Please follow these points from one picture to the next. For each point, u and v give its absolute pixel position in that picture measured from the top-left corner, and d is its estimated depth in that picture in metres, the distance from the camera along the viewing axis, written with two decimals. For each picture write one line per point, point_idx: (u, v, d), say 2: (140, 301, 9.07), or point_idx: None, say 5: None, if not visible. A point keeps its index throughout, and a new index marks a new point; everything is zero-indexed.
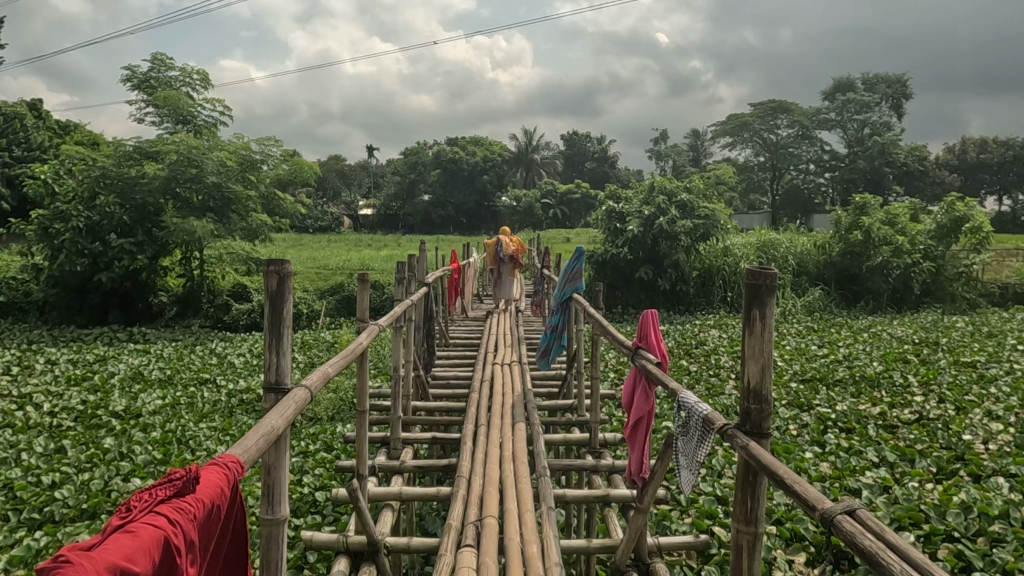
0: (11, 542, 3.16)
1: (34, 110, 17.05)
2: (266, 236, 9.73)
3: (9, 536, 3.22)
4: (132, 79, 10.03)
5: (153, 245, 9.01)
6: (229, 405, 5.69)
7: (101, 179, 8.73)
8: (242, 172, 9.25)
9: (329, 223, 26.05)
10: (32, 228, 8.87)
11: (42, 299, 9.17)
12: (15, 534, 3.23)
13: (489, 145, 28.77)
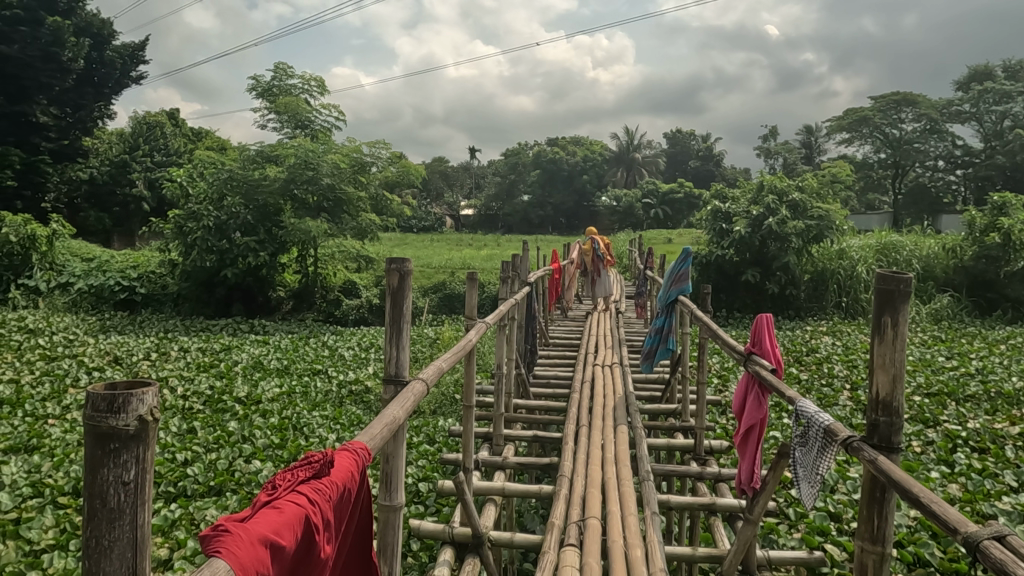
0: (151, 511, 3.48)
1: (172, 118, 18.70)
2: (374, 235, 10.16)
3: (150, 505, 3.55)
4: (257, 87, 10.76)
5: (273, 243, 9.64)
6: (340, 395, 6.01)
7: (229, 181, 9.43)
8: (353, 174, 9.71)
9: (432, 223, 26.89)
10: (170, 226, 9.71)
11: (176, 292, 10.01)
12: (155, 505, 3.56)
13: (590, 145, 28.66)
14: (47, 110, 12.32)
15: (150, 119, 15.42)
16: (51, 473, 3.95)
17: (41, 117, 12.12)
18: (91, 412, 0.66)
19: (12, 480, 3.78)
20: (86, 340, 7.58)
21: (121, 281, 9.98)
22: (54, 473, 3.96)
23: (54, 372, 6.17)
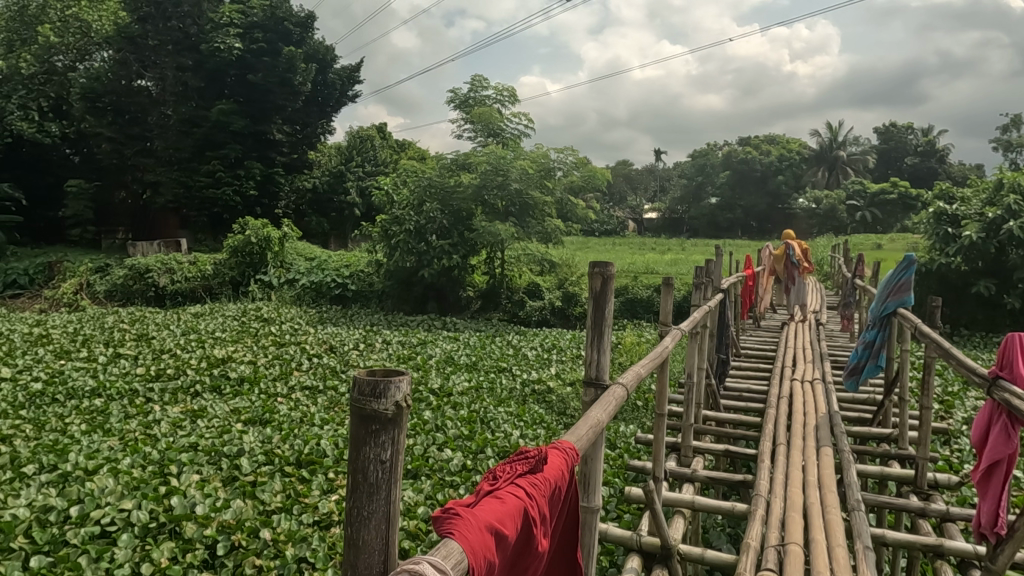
0: None
1: (381, 132, 20.62)
2: (559, 238, 10.36)
3: None
4: (455, 100, 11.46)
5: (465, 245, 10.19)
6: (523, 394, 6.20)
7: (428, 188, 10.16)
8: (540, 179, 9.95)
9: (614, 227, 26.83)
10: (377, 230, 10.66)
11: (381, 289, 10.95)
12: None
13: (786, 143, 26.76)
14: (281, 128, 14.22)
15: (362, 133, 17.11)
16: (280, 444, 4.54)
17: (276, 135, 14.00)
18: (357, 395, 0.75)
19: (250, 447, 4.40)
20: (306, 330, 8.61)
21: (337, 278, 11.23)
22: (282, 444, 4.54)
23: (283, 356, 7.09)
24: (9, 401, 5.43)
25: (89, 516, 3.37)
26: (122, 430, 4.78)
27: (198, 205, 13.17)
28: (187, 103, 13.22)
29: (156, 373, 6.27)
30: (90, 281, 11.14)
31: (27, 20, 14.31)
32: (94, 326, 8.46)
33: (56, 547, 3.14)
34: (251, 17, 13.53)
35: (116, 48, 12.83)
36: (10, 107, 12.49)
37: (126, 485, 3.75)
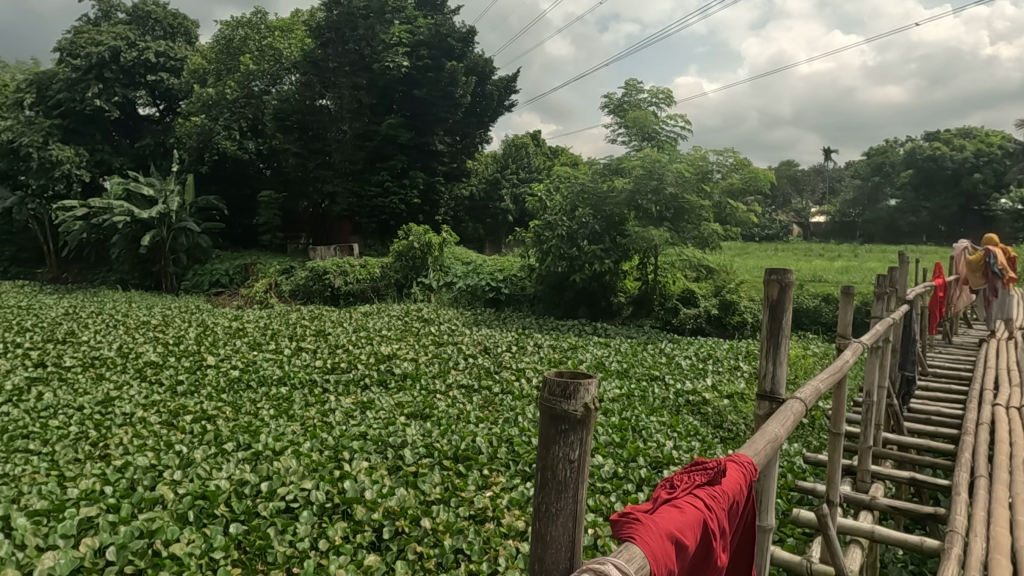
0: (511, 485, 4.05)
1: (535, 140, 21.08)
2: (716, 244, 9.97)
3: (511, 480, 4.13)
4: (609, 104, 11.41)
5: (616, 251, 10.08)
6: (677, 404, 6.03)
7: (581, 194, 10.21)
8: (698, 182, 9.70)
9: (776, 231, 25.27)
10: (530, 234, 10.80)
11: (533, 293, 11.17)
12: (514, 480, 4.12)
13: (985, 137, 23.67)
14: (443, 139, 14.97)
15: (517, 141, 17.63)
16: (440, 438, 4.78)
17: (438, 146, 14.78)
18: (552, 396, 0.88)
19: (412, 440, 4.67)
20: (463, 331, 8.98)
21: (491, 282, 11.53)
22: (441, 439, 4.77)
23: (442, 355, 7.46)
24: (214, 385, 6.23)
25: (276, 492, 3.78)
26: (303, 416, 5.29)
27: (369, 212, 14.27)
28: (359, 120, 14.35)
29: (331, 366, 6.87)
30: (277, 281, 12.45)
31: (230, 52, 15.35)
32: (280, 322, 9.44)
33: (249, 517, 3.56)
34: (418, 34, 14.26)
35: (302, 72, 14.23)
36: (216, 128, 14.21)
37: (307, 466, 4.15)
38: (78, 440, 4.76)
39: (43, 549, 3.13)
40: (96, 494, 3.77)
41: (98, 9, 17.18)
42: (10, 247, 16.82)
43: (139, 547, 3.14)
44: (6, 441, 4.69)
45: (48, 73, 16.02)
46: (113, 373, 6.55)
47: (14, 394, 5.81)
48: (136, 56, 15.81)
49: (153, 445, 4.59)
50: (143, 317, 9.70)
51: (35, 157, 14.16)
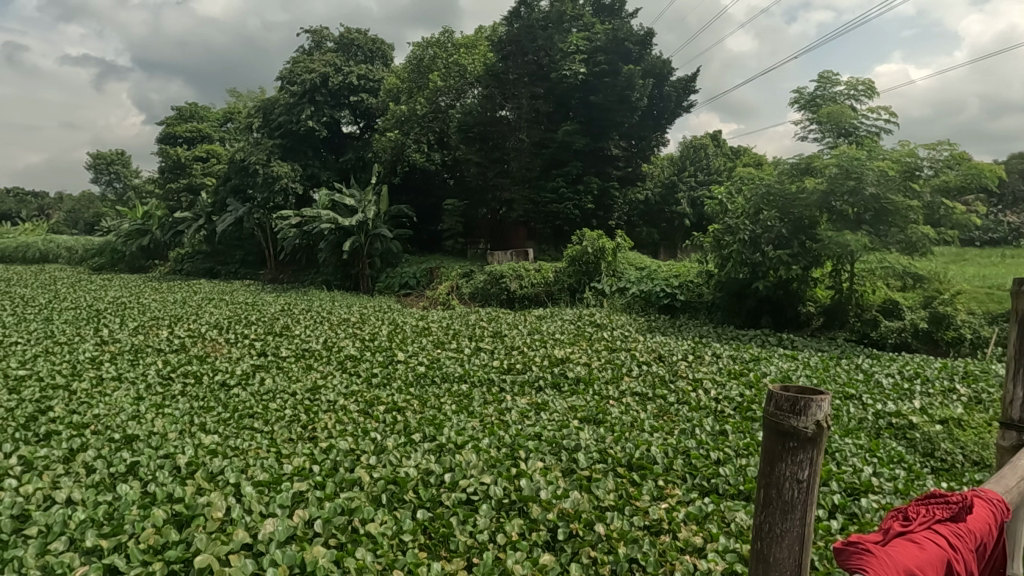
0: (687, 499, 3.92)
1: (715, 140, 20.29)
2: (927, 249, 8.83)
3: (686, 494, 3.99)
4: (799, 100, 10.64)
5: (807, 256, 9.16)
6: (876, 426, 5.45)
7: (766, 196, 9.48)
8: (904, 181, 8.67)
9: (1005, 234, 21.89)
10: (709, 239, 10.34)
11: (711, 301, 10.68)
12: (691, 494, 3.97)
13: None
14: (618, 144, 14.92)
15: (695, 142, 17.43)
16: (613, 445, 4.74)
17: (614, 150, 14.72)
18: (783, 408, 1.41)
19: (586, 444, 4.68)
20: (637, 337, 8.86)
21: (666, 288, 11.29)
22: (615, 445, 4.73)
23: (615, 361, 7.40)
24: (403, 379, 6.74)
25: (458, 483, 3.99)
26: (482, 413, 5.54)
27: (544, 218, 14.52)
28: (537, 128, 14.66)
29: (508, 366, 7.13)
30: (458, 284, 13.17)
31: (421, 70, 16.31)
32: (460, 322, 9.98)
33: (434, 505, 3.79)
34: (595, 40, 14.46)
35: (485, 85, 14.77)
36: (407, 141, 15.47)
37: (486, 462, 4.33)
38: (292, 421, 5.40)
39: (266, 515, 3.59)
40: (306, 471, 4.24)
41: (312, 41, 19.34)
42: (240, 252, 19.52)
43: (340, 522, 3.48)
44: (237, 418, 5.45)
45: (272, 100, 18.39)
46: (320, 364, 7.34)
47: (243, 377, 6.73)
48: (342, 80, 17.63)
49: (352, 431, 5.08)
50: (343, 314, 10.76)
51: (261, 173, 16.32)
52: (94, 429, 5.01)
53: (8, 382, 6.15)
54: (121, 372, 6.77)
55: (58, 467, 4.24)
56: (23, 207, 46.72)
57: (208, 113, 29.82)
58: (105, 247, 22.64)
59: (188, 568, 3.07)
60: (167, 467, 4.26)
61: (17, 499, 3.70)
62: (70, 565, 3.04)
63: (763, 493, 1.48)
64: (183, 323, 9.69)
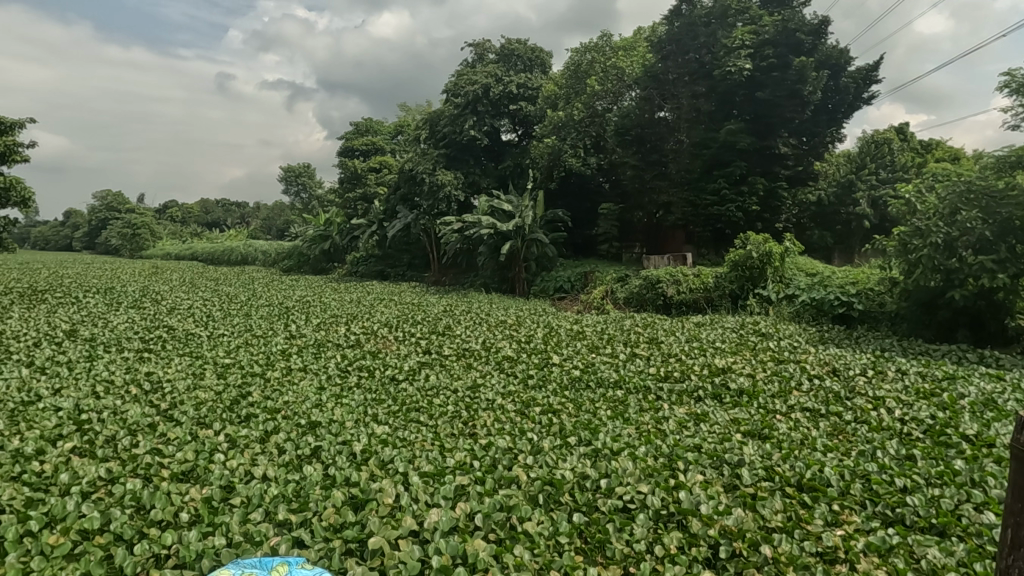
0: (867, 528, 3.56)
1: (902, 134, 18.39)
2: None
3: (867, 522, 3.62)
4: (1010, 84, 9.32)
5: (1018, 263, 7.85)
6: None
7: (965, 194, 8.32)
8: None
9: None
10: (893, 242, 9.20)
11: (895, 311, 9.58)
12: (871, 523, 3.60)
13: None
14: (787, 142, 13.83)
15: (877, 137, 16.02)
16: (780, 463, 4.43)
17: (783, 148, 13.73)
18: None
19: (750, 459, 4.42)
20: (807, 348, 8.24)
21: (840, 296, 10.29)
22: (783, 463, 4.42)
23: (782, 373, 6.93)
24: (558, 382, 6.81)
25: (614, 490, 3.95)
26: (638, 420, 5.43)
27: (703, 221, 13.93)
28: (697, 128, 14.03)
29: (664, 373, 6.94)
30: (613, 288, 13.06)
31: (578, 75, 16.22)
32: (615, 327, 9.89)
33: (590, 509, 3.78)
34: (763, 34, 13.57)
35: (643, 87, 14.45)
36: (564, 146, 15.49)
37: (642, 470, 4.24)
38: (453, 417, 5.65)
39: (431, 505, 3.80)
40: (467, 465, 4.41)
41: (475, 53, 20.16)
42: (407, 255, 20.84)
43: (499, 518, 3.58)
44: (404, 411, 5.81)
45: (438, 112, 19.45)
46: (479, 363, 7.64)
47: (409, 373, 7.17)
48: (502, 89, 18.20)
49: (510, 430, 5.21)
50: (501, 316, 11.09)
51: (427, 182, 17.33)
52: (285, 414, 5.59)
53: (218, 368, 7.05)
54: (306, 363, 7.50)
55: (256, 446, 4.77)
56: (229, 216, 53.34)
57: (380, 127, 32.17)
58: (294, 251, 25.24)
59: (362, 547, 3.31)
60: (344, 453, 4.64)
61: (224, 472, 4.23)
62: (266, 534, 3.40)
63: (1017, 535, 1.71)
64: (357, 321, 10.53)
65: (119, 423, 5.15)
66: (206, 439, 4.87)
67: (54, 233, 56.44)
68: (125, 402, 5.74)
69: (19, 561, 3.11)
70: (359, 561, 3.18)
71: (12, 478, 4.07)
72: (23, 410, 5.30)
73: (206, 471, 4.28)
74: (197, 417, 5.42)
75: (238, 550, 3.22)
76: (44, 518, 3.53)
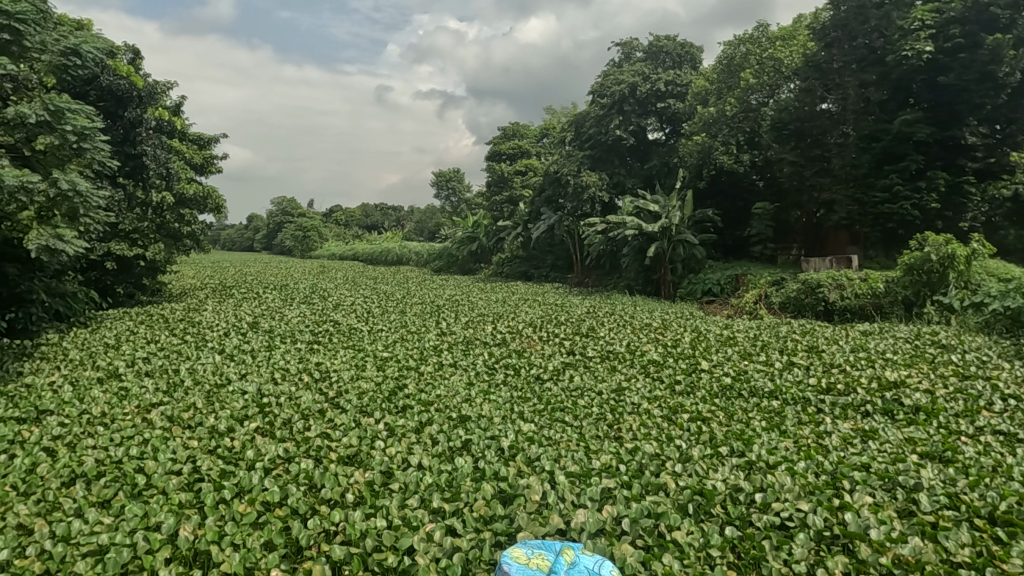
0: None
1: None
2: None
3: None
4: None
5: None
6: None
7: None
8: None
9: None
10: None
11: None
12: None
13: None
14: (977, 130, 12.06)
15: None
16: (967, 490, 3.94)
17: (971, 139, 12.02)
18: None
19: (930, 484, 3.96)
20: (1001, 364, 7.23)
21: None
22: (970, 491, 3.93)
23: (967, 391, 6.15)
24: (707, 389, 6.54)
25: (771, 505, 3.72)
26: (796, 434, 5.08)
27: (871, 221, 12.61)
28: (866, 119, 12.73)
29: (826, 386, 6.43)
30: (767, 292, 12.29)
31: (731, 69, 15.54)
32: (770, 333, 9.34)
33: (743, 524, 3.58)
34: (949, 10, 11.76)
35: (804, 78, 13.62)
36: (714, 144, 15.15)
37: (802, 487, 3.96)
38: (598, 419, 5.63)
39: (577, 506, 3.80)
40: (613, 469, 4.37)
41: (622, 53, 19.95)
42: (551, 256, 20.93)
43: (647, 524, 3.50)
44: (550, 410, 5.88)
45: (583, 113, 19.48)
46: (624, 366, 7.54)
47: (554, 373, 7.25)
48: (650, 87, 17.85)
49: (657, 435, 5.09)
50: (646, 319, 10.86)
51: (572, 184, 17.42)
52: (437, 407, 5.87)
53: (377, 361, 7.57)
54: (456, 360, 7.82)
55: (412, 436, 5.05)
56: (386, 219, 56.91)
57: (527, 130, 32.79)
58: (443, 252, 26.39)
59: (511, 541, 3.39)
60: (493, 448, 4.78)
61: (384, 458, 4.52)
62: (423, 519, 3.59)
63: None
64: (503, 320, 10.82)
65: (293, 408, 5.68)
66: (367, 427, 5.23)
67: (240, 236, 63.39)
68: (299, 388, 6.32)
69: (215, 524, 3.53)
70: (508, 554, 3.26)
71: (209, 450, 4.63)
72: (217, 392, 6.01)
73: (368, 456, 4.60)
74: (360, 405, 5.85)
75: (398, 533, 3.43)
76: (234, 488, 3.98)
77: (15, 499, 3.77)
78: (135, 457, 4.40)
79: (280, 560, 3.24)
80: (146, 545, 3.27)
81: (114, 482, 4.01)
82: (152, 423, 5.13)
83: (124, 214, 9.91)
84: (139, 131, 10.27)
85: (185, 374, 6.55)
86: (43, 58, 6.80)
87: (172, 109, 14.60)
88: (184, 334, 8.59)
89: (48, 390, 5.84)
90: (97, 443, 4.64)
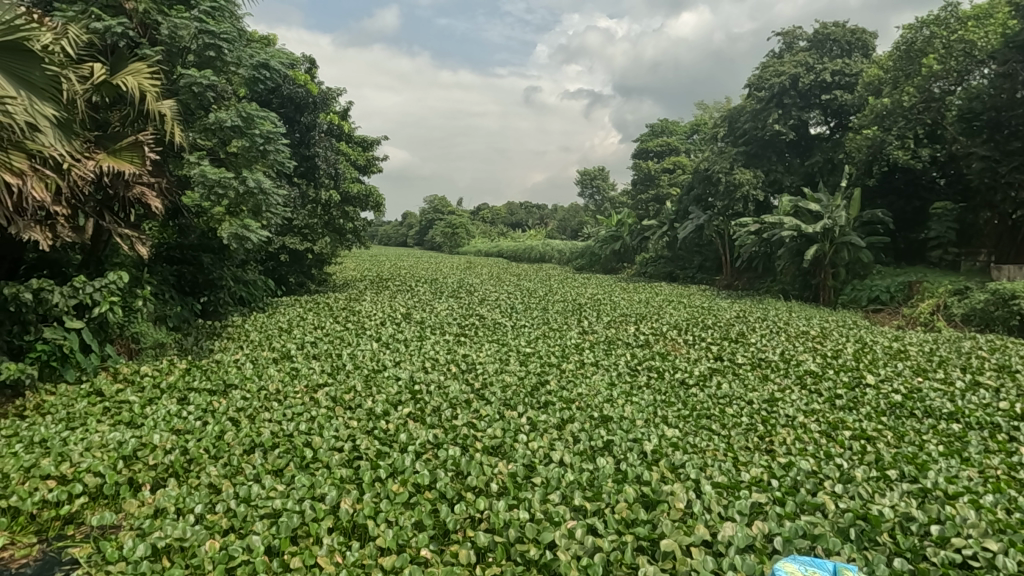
0: None
1: None
2: None
3: None
4: None
5: None
6: None
7: None
8: None
9: None
10: None
11: None
12: None
13: None
14: None
15: None
16: None
17: None
18: None
19: None
20: None
21: None
22: None
23: None
24: (873, 406, 5.97)
25: (949, 541, 3.30)
26: (982, 463, 4.49)
27: None
28: None
29: (1021, 412, 5.62)
30: (947, 302, 10.98)
31: (912, 55, 13.71)
32: (950, 349, 8.33)
33: (916, 557, 3.21)
34: None
35: (1003, 61, 11.63)
36: (888, 138, 13.67)
37: (990, 524, 3.48)
38: (748, 430, 5.33)
39: (724, 518, 3.62)
40: (765, 483, 4.12)
41: (784, 43, 18.66)
42: (698, 257, 20.07)
43: (801, 545, 3.23)
44: (695, 417, 5.66)
45: (738, 108, 18.56)
46: (777, 375, 7.10)
47: (700, 378, 6.97)
48: (814, 78, 16.58)
49: (814, 452, 4.73)
50: (802, 327, 10.12)
51: (724, 181, 16.73)
52: (578, 405, 5.88)
53: (519, 356, 7.71)
54: (598, 359, 7.79)
55: (554, 432, 5.09)
56: (531, 217, 57.88)
57: (675, 127, 31.76)
58: (586, 251, 26.31)
59: (654, 547, 3.29)
60: (635, 450, 4.69)
61: (527, 452, 4.59)
62: (564, 516, 3.59)
63: None
64: (647, 321, 10.62)
65: (442, 396, 5.94)
66: (511, 420, 5.34)
67: (395, 233, 67.37)
68: (447, 378, 6.62)
69: (372, 500, 3.76)
70: (650, 560, 3.17)
71: (367, 431, 4.96)
72: (375, 376, 6.44)
73: (512, 448, 4.70)
74: (504, 398, 6.00)
75: (540, 527, 3.47)
76: (389, 468, 4.22)
77: (207, 461, 4.28)
78: (304, 431, 4.83)
79: (429, 540, 3.40)
80: (313, 513, 3.57)
81: (286, 453, 4.43)
82: (318, 402, 5.60)
83: (298, 211, 10.85)
84: (313, 135, 11.26)
85: (347, 359, 7.08)
86: (241, 72, 7.50)
87: (340, 114, 15.79)
88: (345, 321, 9.30)
89: (233, 366, 6.58)
90: (272, 416, 5.14)
